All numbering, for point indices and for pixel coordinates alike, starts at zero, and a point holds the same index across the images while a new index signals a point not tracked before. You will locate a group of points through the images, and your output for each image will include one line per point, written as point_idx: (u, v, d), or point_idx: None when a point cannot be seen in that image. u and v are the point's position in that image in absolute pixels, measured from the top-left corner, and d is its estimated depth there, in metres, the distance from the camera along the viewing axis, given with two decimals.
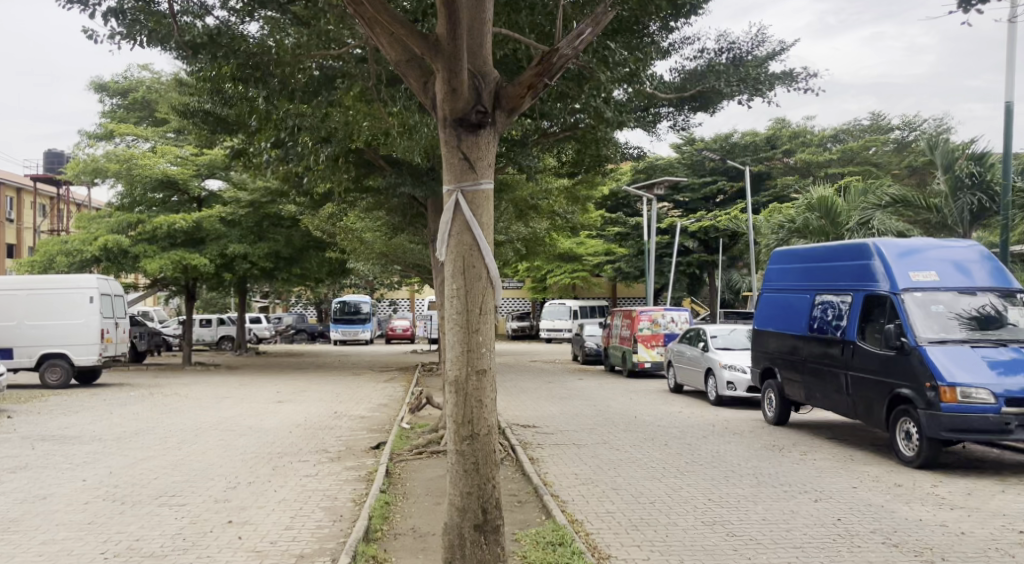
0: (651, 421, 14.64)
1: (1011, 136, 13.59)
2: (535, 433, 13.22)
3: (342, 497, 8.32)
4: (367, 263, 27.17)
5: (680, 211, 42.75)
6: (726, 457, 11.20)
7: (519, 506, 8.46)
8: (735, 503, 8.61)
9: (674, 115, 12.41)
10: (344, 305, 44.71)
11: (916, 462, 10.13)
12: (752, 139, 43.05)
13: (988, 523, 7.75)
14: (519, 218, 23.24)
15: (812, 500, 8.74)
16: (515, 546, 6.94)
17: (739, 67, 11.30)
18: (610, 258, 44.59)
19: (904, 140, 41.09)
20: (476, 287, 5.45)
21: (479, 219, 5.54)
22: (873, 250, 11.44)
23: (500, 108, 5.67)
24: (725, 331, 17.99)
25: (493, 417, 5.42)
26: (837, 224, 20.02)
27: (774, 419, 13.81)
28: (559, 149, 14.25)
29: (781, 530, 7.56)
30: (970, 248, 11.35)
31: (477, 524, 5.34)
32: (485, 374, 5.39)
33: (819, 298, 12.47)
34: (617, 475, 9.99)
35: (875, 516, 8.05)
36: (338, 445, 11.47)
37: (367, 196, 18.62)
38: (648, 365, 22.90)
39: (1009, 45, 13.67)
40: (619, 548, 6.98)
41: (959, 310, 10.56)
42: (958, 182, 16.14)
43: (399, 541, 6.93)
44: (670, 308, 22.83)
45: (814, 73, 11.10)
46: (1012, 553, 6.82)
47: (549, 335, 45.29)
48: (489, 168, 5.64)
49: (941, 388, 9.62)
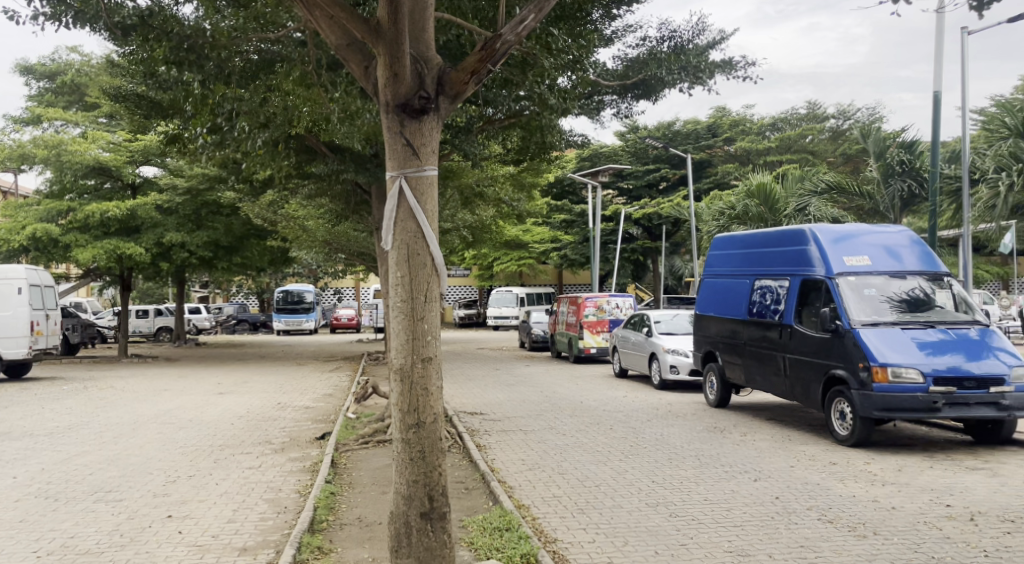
0: (596, 406, 14.74)
1: (940, 124, 13.98)
2: (482, 420, 13.21)
3: (286, 488, 8.21)
4: (310, 250, 26.87)
5: (625, 198, 43.18)
6: (670, 439, 11.35)
7: (467, 493, 8.49)
8: (678, 484, 8.73)
9: (617, 103, 12.61)
10: (287, 294, 44.08)
11: (850, 441, 10.41)
12: (694, 127, 43.26)
13: (918, 498, 8.00)
14: (465, 205, 23.21)
15: (751, 479, 8.91)
16: (463, 532, 6.99)
17: (681, 54, 11.58)
18: (557, 245, 44.87)
19: (839, 128, 43.02)
20: (422, 274, 5.37)
21: (423, 206, 5.46)
22: (810, 236, 11.71)
23: (444, 93, 5.58)
24: (668, 316, 18.23)
25: (439, 405, 5.36)
26: (775, 211, 20.52)
27: (715, 402, 14.06)
28: (505, 136, 14.27)
29: (722, 509, 7.70)
30: (901, 233, 11.64)
31: (423, 512, 5.29)
32: (431, 361, 5.32)
33: (758, 283, 12.70)
34: (563, 460, 10.03)
35: (811, 494, 8.24)
36: (281, 436, 11.28)
37: (309, 183, 18.27)
38: (594, 351, 23.07)
39: (938, 37, 14.08)
40: (565, 532, 7.02)
41: (891, 293, 10.86)
42: (890, 170, 16.61)
43: (345, 530, 6.88)
44: (615, 294, 23.01)
45: (751, 63, 11.47)
46: (939, 526, 7.05)
47: (497, 322, 45.40)
48: (433, 154, 5.57)
49: (873, 368, 9.89)
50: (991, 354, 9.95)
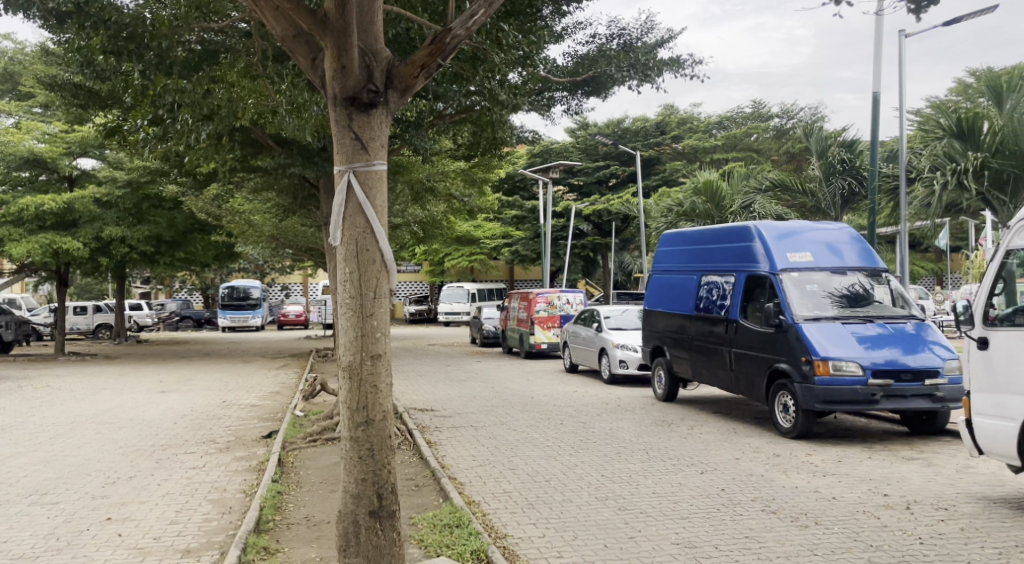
0: (546, 401, 14.76)
1: (879, 124, 14.29)
2: (432, 417, 13.12)
3: (231, 488, 8.03)
4: (255, 245, 26.45)
5: (575, 194, 43.40)
6: (619, 433, 11.42)
7: (416, 490, 8.43)
8: (627, 477, 8.78)
9: (567, 99, 12.83)
10: (232, 290, 43.35)
11: (792, 433, 10.59)
12: (643, 125, 43.49)
13: (857, 488, 8.17)
14: (415, 200, 23.06)
15: (698, 471, 9.01)
16: (413, 529, 6.92)
17: (630, 52, 12.04)
18: (507, 241, 44.91)
19: (782, 127, 43.94)
20: (371, 270, 5.24)
21: (372, 201, 5.34)
22: (754, 232, 11.88)
23: (393, 87, 5.47)
24: (618, 311, 18.36)
25: (388, 403, 5.27)
26: (721, 208, 20.81)
27: (664, 396, 14.19)
28: (455, 131, 14.23)
29: (670, 501, 7.76)
30: (842, 230, 11.86)
31: (372, 511, 5.20)
32: (380, 358, 5.22)
33: (705, 279, 12.84)
34: (513, 455, 10.01)
35: (755, 485, 8.35)
36: (226, 435, 11.06)
37: (255, 176, 17.98)
38: (545, 346, 23.12)
39: (877, 38, 14.37)
40: (515, 527, 7.00)
41: (832, 289, 11.07)
42: (832, 168, 16.98)
43: (292, 530, 6.76)
44: (566, 289, 23.12)
45: (698, 61, 11.97)
46: (877, 515, 7.20)
47: (448, 318, 45.25)
48: (382, 148, 5.46)
49: (815, 361, 10.07)
50: (926, 347, 10.18)
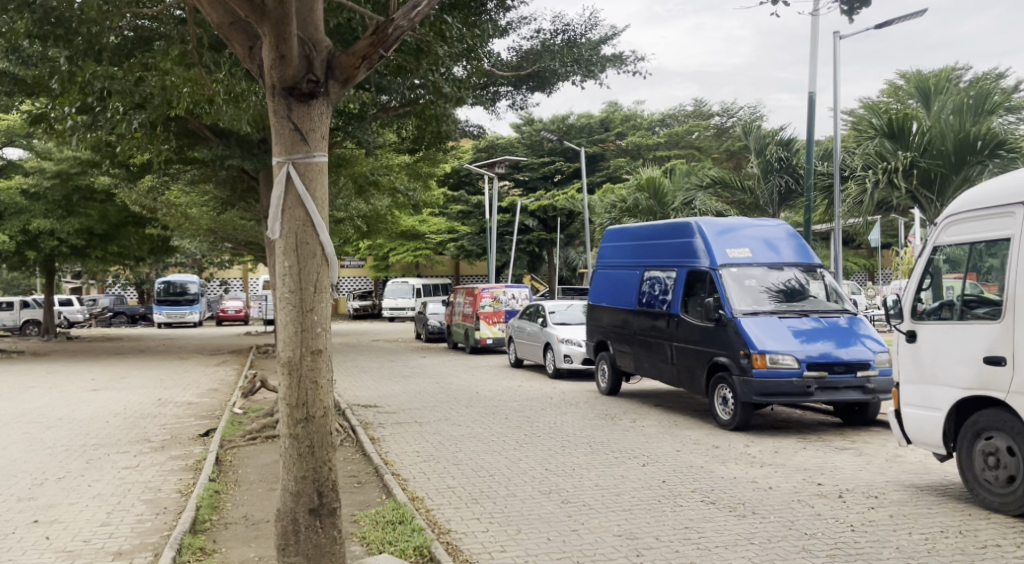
0: (491, 396, 14.76)
1: (814, 123, 14.63)
2: (376, 413, 13.00)
3: (166, 488, 7.84)
4: (193, 238, 25.86)
5: (521, 190, 43.45)
6: (562, 427, 11.48)
7: (359, 487, 8.35)
8: (570, 471, 8.83)
9: (512, 95, 12.82)
10: (168, 285, 42.41)
11: (731, 425, 10.78)
12: (588, 121, 43.67)
13: (792, 477, 8.36)
14: (358, 193, 22.80)
15: (640, 464, 9.11)
16: (355, 527, 6.85)
17: (574, 47, 12.16)
18: (453, 236, 44.77)
19: (723, 126, 44.67)
20: (311, 263, 5.12)
21: (313, 193, 5.21)
22: (695, 229, 12.05)
23: (334, 77, 5.37)
24: (563, 306, 18.43)
25: (329, 399, 5.17)
26: (663, 204, 21.07)
27: (607, 390, 14.31)
28: (399, 124, 14.12)
29: (612, 494, 7.83)
30: (779, 226, 12.09)
31: (312, 508, 5.10)
32: (321, 354, 5.11)
33: (647, 274, 12.98)
34: (457, 450, 9.98)
35: (695, 476, 8.48)
36: (161, 434, 10.81)
37: (192, 168, 17.58)
38: (490, 341, 23.13)
39: (813, 39, 14.69)
40: (459, 522, 6.99)
41: (769, 284, 11.29)
42: (770, 165, 17.36)
43: (230, 530, 6.63)
44: (512, 285, 23.06)
45: (641, 57, 12.11)
46: (811, 504, 7.37)
47: (392, 314, 44.89)
48: (323, 140, 5.34)
49: (753, 354, 10.25)
50: (859, 340, 10.47)
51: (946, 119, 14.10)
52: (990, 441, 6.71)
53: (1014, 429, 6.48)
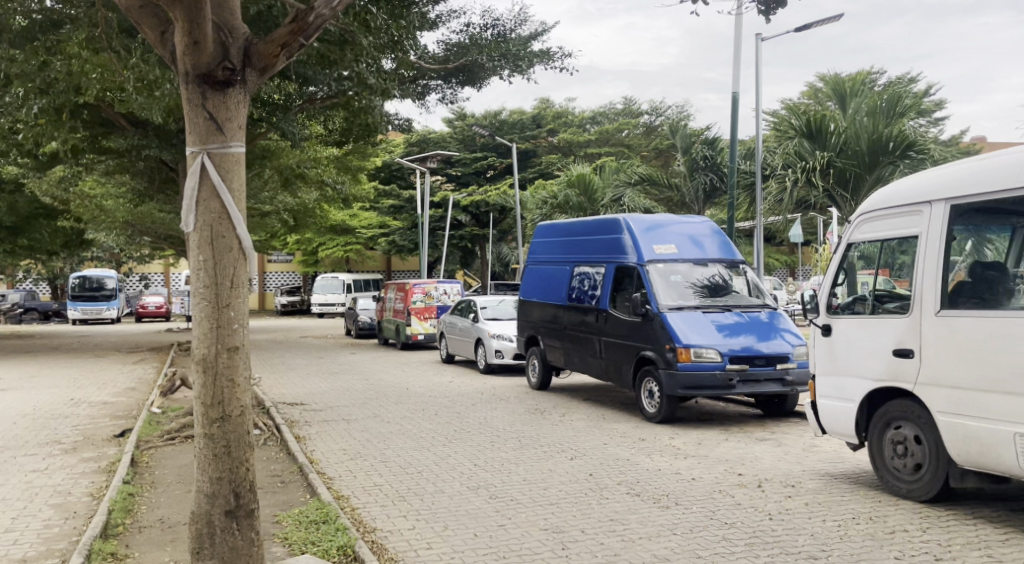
0: (420, 393, 14.68)
1: (738, 122, 14.94)
2: (302, 411, 12.78)
3: (76, 492, 7.56)
4: (111, 230, 25.00)
5: (453, 184, 43.35)
6: (492, 422, 11.49)
7: (282, 486, 8.21)
8: (499, 466, 8.84)
9: (442, 88, 12.79)
10: (84, 280, 40.99)
11: (657, 418, 10.95)
12: (520, 117, 43.97)
13: (715, 468, 8.54)
14: (285, 187, 22.38)
15: (567, 458, 9.18)
16: (277, 527, 6.72)
17: (503, 43, 12.22)
18: (384, 231, 44.37)
19: (652, 124, 45.28)
20: (227, 257, 4.97)
21: (229, 184, 5.05)
22: (623, 225, 12.19)
23: (252, 66, 5.20)
24: (494, 301, 18.43)
25: (247, 397, 5.04)
26: (593, 201, 21.28)
27: (537, 385, 14.39)
28: (327, 116, 13.91)
29: (539, 488, 7.87)
30: (704, 223, 12.31)
31: (228, 510, 4.96)
32: (237, 351, 4.98)
33: (577, 270, 13.07)
34: (385, 448, 9.89)
35: (621, 469, 8.59)
36: (74, 435, 10.42)
37: (108, 158, 17.01)
38: (421, 337, 23.00)
39: (737, 40, 14.99)
40: (385, 520, 6.91)
41: (694, 279, 11.49)
42: (696, 163, 17.69)
43: (145, 534, 6.42)
44: (444, 280, 23.07)
45: (568, 54, 12.23)
46: (732, 494, 7.54)
47: (322, 310, 44.22)
48: (239, 130, 5.17)
49: (677, 349, 10.42)
50: (778, 334, 10.76)
51: (861, 121, 14.57)
52: (899, 429, 6.97)
53: (920, 418, 6.73)
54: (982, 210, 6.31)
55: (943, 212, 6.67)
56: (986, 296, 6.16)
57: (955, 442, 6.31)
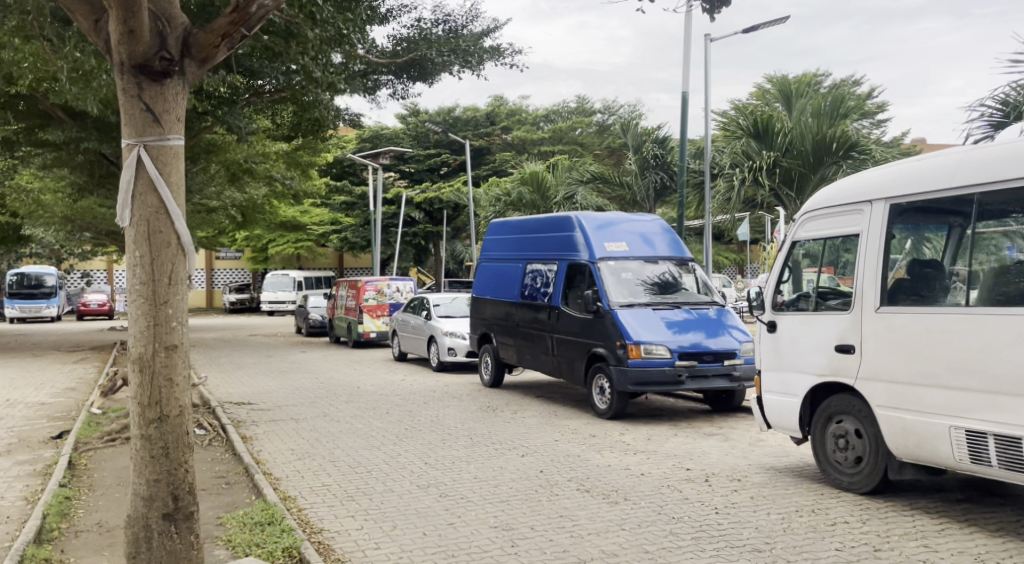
0: (371, 391, 14.54)
1: (687, 122, 15.09)
2: (249, 410, 12.58)
3: (11, 496, 7.32)
4: (51, 225, 24.32)
5: (406, 181, 43.11)
6: (443, 420, 11.42)
7: (227, 487, 8.05)
8: (450, 464, 8.79)
9: (394, 83, 12.74)
10: (23, 277, 39.82)
11: (608, 414, 11.01)
12: (473, 114, 44.29)
13: (664, 464, 8.60)
14: (233, 182, 22.01)
15: (518, 455, 9.16)
16: (220, 529, 6.59)
17: (454, 38, 12.19)
18: (335, 228, 43.92)
19: (605, 123, 45.56)
20: (165, 253, 4.85)
21: (167, 178, 4.92)
22: (575, 223, 12.22)
23: (190, 56, 5.08)
24: (447, 299, 18.34)
25: (186, 397, 4.92)
26: (546, 198, 21.32)
27: (490, 382, 14.36)
28: (275, 110, 13.70)
29: (490, 486, 7.84)
30: (655, 221, 12.41)
31: (166, 513, 4.84)
32: (176, 349, 4.85)
33: (530, 267, 13.07)
34: (334, 447, 9.77)
35: (572, 465, 8.60)
36: (9, 437, 10.09)
37: (46, 150, 16.56)
38: (373, 335, 22.80)
39: (687, 40, 15.14)
40: (332, 521, 6.82)
41: (645, 277, 11.57)
42: (646, 162, 17.85)
43: (82, 539, 6.24)
44: (396, 278, 22.86)
45: (518, 50, 12.23)
46: (680, 488, 7.60)
47: (271, 307, 43.61)
48: (178, 122, 5.05)
49: (628, 345, 10.48)
50: (726, 330, 10.89)
51: (806, 122, 14.82)
52: (840, 424, 7.10)
53: (861, 412, 6.86)
54: (921, 209, 6.45)
55: (882, 210, 6.80)
56: (925, 293, 6.31)
57: (894, 436, 6.44)
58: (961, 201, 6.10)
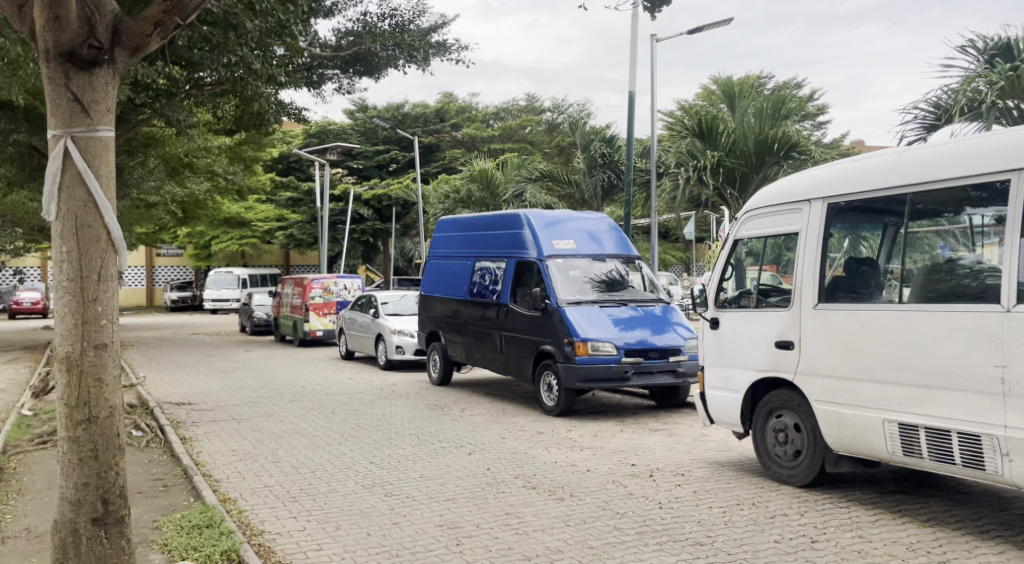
0: (317, 390, 14.35)
1: (633, 122, 15.19)
2: (189, 411, 12.30)
3: None
4: None
5: (354, 177, 42.73)
6: (390, 419, 11.31)
7: (164, 490, 7.84)
8: (395, 463, 8.70)
9: (339, 78, 12.62)
10: None
11: (555, 411, 11.02)
12: (422, 111, 43.97)
13: (610, 459, 8.64)
14: (174, 178, 21.51)
15: (465, 453, 9.11)
16: (156, 533, 6.41)
17: (399, 33, 12.08)
18: (281, 225, 43.29)
19: (554, 121, 45.70)
20: (94, 249, 4.69)
21: (96, 170, 4.75)
22: (524, 220, 12.21)
23: (122, 45, 4.92)
24: (395, 297, 18.19)
25: (117, 397, 4.77)
26: (495, 196, 21.30)
27: (438, 380, 14.28)
28: (217, 103, 13.41)
29: (436, 484, 7.78)
30: (602, 219, 12.46)
31: (95, 517, 4.68)
32: (105, 349, 4.69)
33: (478, 265, 13.02)
34: (277, 447, 9.60)
35: (519, 463, 8.58)
36: None
37: None
38: (320, 334, 22.51)
39: (633, 40, 15.25)
40: (273, 522, 6.69)
41: (592, 274, 11.61)
42: (594, 161, 17.95)
43: (8, 545, 6.02)
44: (343, 275, 22.59)
45: (464, 47, 12.17)
46: (625, 484, 7.63)
47: (215, 305, 42.78)
48: (108, 113, 4.88)
49: (575, 342, 10.50)
50: (671, 327, 10.98)
51: (748, 122, 15.02)
52: (780, 418, 7.20)
53: (800, 407, 6.96)
54: (858, 209, 6.57)
55: (820, 209, 6.92)
56: (862, 290, 6.43)
57: (831, 430, 6.56)
58: (895, 201, 6.24)
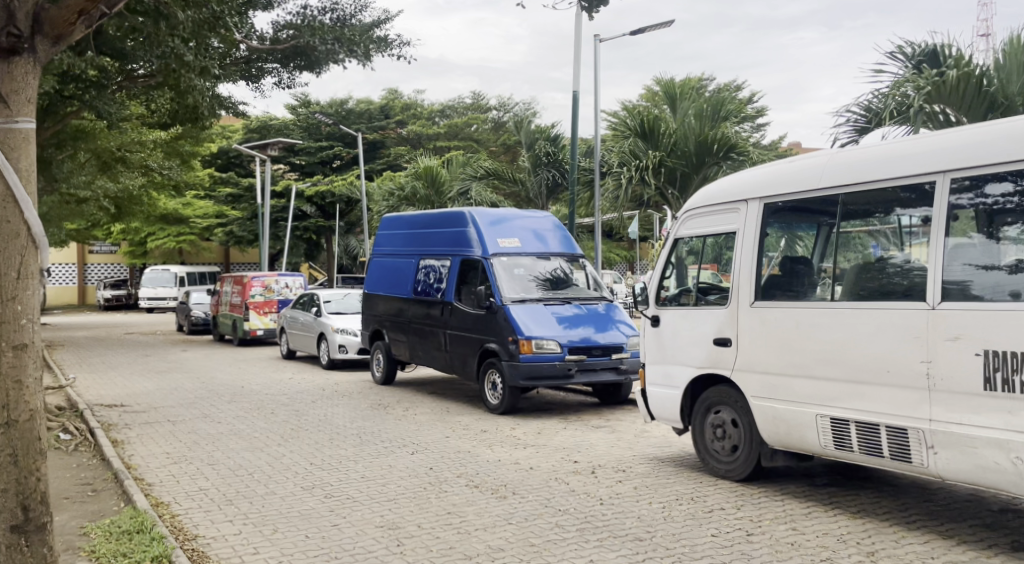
0: (256, 390, 14.07)
1: (577, 121, 15.25)
2: (123, 413, 11.94)
3: None
4: None
5: (297, 174, 42.15)
6: (331, 419, 11.15)
7: (93, 495, 7.59)
8: (336, 464, 8.57)
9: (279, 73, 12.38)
10: None
11: (499, 409, 11.00)
12: (367, 107, 43.99)
13: (553, 457, 8.65)
14: (107, 173, 20.88)
15: (406, 452, 9.02)
16: (84, 540, 6.19)
17: (340, 27, 11.86)
18: (221, 222, 42.45)
19: (500, 120, 45.70)
20: (12, 244, 4.48)
21: (15, 163, 4.56)
22: (468, 218, 12.14)
23: (43, 33, 4.81)
24: (338, 295, 17.94)
25: (37, 399, 4.56)
26: (440, 194, 21.20)
27: (381, 379, 14.13)
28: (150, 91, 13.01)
29: (377, 485, 7.68)
30: (546, 217, 12.47)
31: (14, 525, 4.46)
32: (25, 348, 4.50)
33: (422, 263, 12.91)
34: (214, 449, 9.39)
35: (461, 462, 8.53)
36: None
37: None
38: (261, 333, 22.11)
39: (577, 40, 15.31)
40: (207, 526, 6.52)
41: (537, 273, 11.61)
42: (539, 159, 17.98)
43: None
44: (285, 274, 22.23)
45: (405, 42, 12.04)
46: (568, 481, 7.64)
47: (151, 304, 41.72)
48: (30, 104, 4.71)
49: (519, 340, 10.49)
50: (614, 325, 11.05)
51: (688, 123, 15.25)
52: (718, 414, 7.29)
53: (738, 404, 7.05)
54: (793, 209, 6.68)
55: (757, 209, 7.01)
56: (797, 288, 6.54)
57: (766, 425, 6.66)
58: (827, 201, 6.36)
